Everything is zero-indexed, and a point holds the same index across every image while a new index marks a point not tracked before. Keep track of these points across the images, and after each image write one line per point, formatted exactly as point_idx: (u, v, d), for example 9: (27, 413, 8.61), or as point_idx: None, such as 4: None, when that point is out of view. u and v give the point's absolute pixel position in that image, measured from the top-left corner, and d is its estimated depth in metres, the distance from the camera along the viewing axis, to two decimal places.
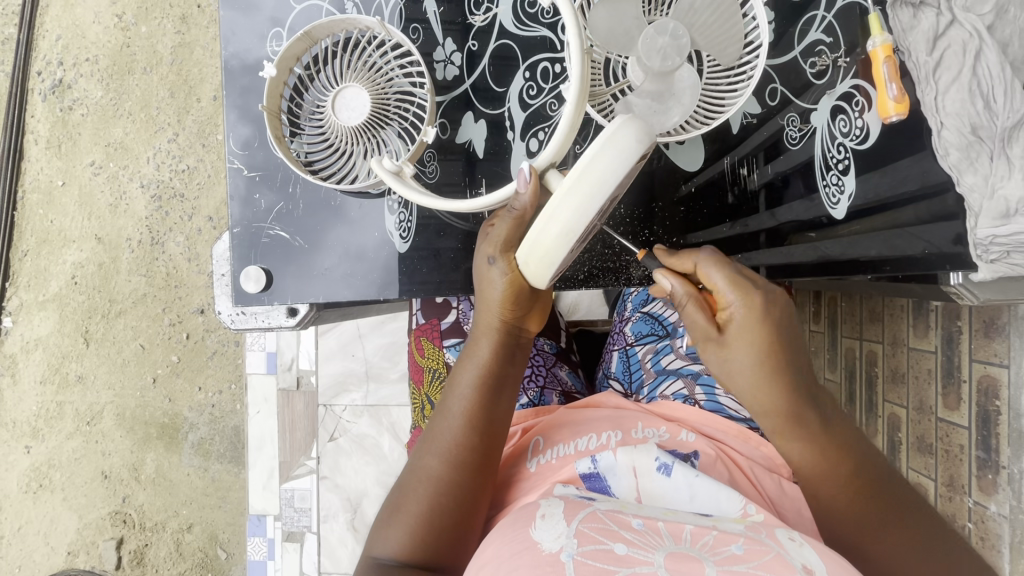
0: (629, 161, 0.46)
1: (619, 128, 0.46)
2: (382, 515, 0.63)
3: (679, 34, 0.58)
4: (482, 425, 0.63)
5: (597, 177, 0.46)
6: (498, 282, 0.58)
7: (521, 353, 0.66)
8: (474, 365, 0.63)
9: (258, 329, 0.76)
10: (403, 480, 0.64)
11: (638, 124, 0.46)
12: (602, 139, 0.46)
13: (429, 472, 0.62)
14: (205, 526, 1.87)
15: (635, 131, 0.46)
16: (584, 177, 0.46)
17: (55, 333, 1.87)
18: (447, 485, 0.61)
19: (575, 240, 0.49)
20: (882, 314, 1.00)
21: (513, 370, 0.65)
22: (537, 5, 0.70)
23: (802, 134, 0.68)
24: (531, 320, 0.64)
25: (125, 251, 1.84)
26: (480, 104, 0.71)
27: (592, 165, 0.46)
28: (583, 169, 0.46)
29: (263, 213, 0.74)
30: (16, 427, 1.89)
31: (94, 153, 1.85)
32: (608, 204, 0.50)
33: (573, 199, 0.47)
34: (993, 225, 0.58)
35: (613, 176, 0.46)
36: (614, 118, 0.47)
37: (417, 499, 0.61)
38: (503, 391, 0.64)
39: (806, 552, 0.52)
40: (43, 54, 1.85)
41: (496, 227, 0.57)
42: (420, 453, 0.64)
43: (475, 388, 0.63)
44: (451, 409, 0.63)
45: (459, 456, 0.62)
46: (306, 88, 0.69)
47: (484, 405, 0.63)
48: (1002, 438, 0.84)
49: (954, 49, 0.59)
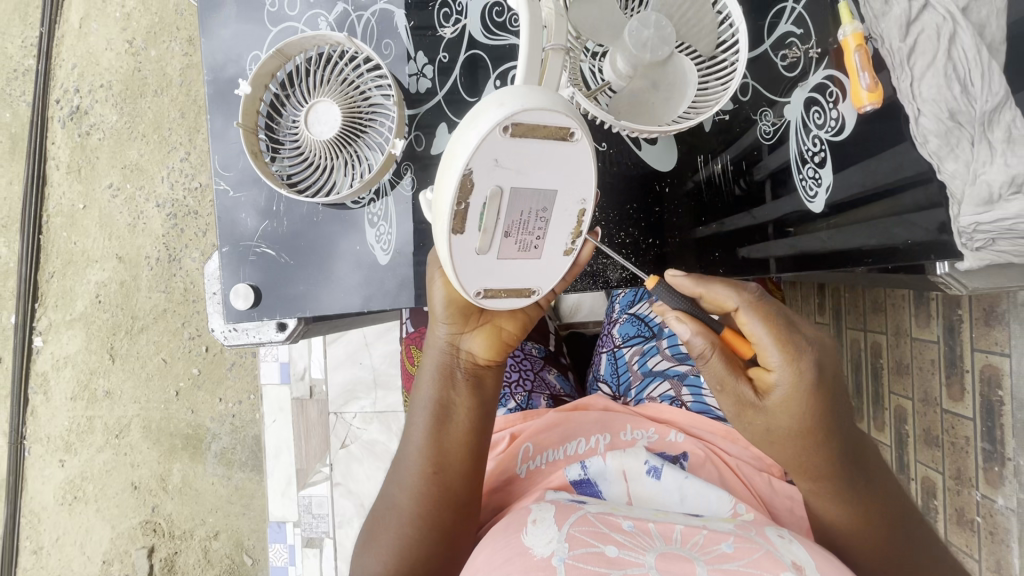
0: (480, 128, 0.49)
1: (484, 103, 0.50)
2: (363, 543, 0.67)
3: (663, 26, 0.60)
4: (436, 451, 0.64)
5: (451, 152, 0.51)
6: (436, 295, 0.62)
7: (471, 376, 0.66)
8: (422, 393, 0.65)
9: (251, 344, 0.78)
10: (378, 511, 0.67)
11: (510, 95, 0.49)
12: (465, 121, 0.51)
13: (396, 501, 0.65)
14: (231, 533, 1.92)
15: (495, 104, 0.49)
16: (449, 157, 0.51)
17: (83, 351, 1.95)
18: (410, 515, 0.63)
19: (451, 221, 0.52)
20: (883, 304, 0.98)
21: (460, 395, 0.65)
22: (504, 15, 0.71)
23: (776, 128, 0.68)
24: (469, 340, 0.64)
25: (144, 269, 1.91)
26: (453, 115, 0.73)
27: (454, 141, 0.51)
28: (450, 148, 0.51)
29: (249, 232, 0.76)
30: (51, 442, 1.97)
31: (112, 175, 1.91)
32: (490, 188, 0.52)
33: (443, 175, 0.52)
34: (976, 212, 0.57)
35: (465, 146, 0.50)
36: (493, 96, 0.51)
37: (388, 530, 0.64)
38: (455, 417, 0.65)
39: (795, 549, 0.50)
40: (60, 83, 1.92)
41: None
42: (390, 482, 0.67)
43: (425, 416, 0.64)
44: (409, 439, 0.66)
45: (417, 488, 0.64)
46: (282, 106, 0.72)
47: (434, 432, 0.64)
48: (1006, 428, 0.81)
49: (928, 34, 0.58)
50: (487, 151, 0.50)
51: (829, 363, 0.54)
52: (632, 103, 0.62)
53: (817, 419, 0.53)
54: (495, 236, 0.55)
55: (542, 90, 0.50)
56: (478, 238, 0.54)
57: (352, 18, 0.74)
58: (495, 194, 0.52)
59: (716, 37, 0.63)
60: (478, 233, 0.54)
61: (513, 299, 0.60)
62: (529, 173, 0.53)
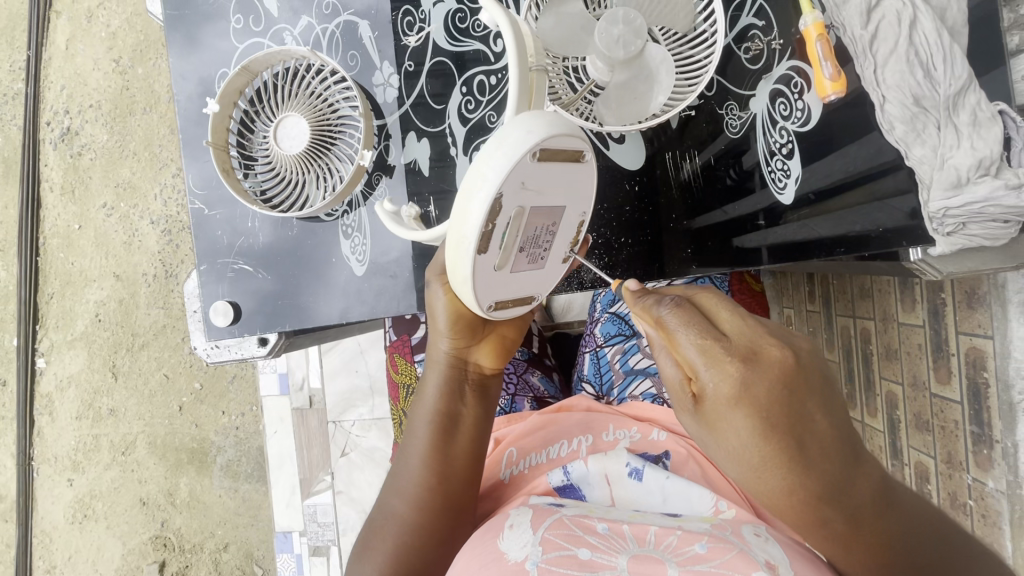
0: (514, 153, 0.47)
1: (511, 128, 0.48)
2: (355, 556, 0.64)
3: (632, 17, 0.60)
4: (442, 459, 0.63)
5: (480, 175, 0.48)
6: (439, 307, 0.61)
7: (474, 387, 0.67)
8: (428, 401, 0.65)
9: (234, 359, 0.80)
10: (371, 521, 0.65)
11: (537, 121, 0.49)
12: (492, 140, 0.48)
13: (393, 510, 0.64)
14: (241, 544, 1.93)
15: (523, 126, 0.48)
16: (475, 178, 0.49)
17: (86, 370, 1.96)
18: (413, 524, 0.62)
19: (478, 243, 0.50)
20: (871, 290, 0.98)
21: (468, 404, 0.66)
22: (467, 21, 0.71)
23: (742, 122, 0.71)
24: (481, 352, 0.66)
25: (142, 286, 1.92)
26: (421, 123, 0.73)
27: (483, 161, 0.48)
28: (476, 169, 0.49)
29: (225, 248, 0.76)
30: (58, 462, 1.98)
31: (106, 195, 1.92)
32: (514, 210, 0.51)
33: (469, 197, 0.49)
34: (946, 197, 0.56)
35: (498, 170, 0.47)
36: (515, 117, 0.50)
37: (386, 541, 0.62)
38: (461, 425, 0.65)
39: (769, 547, 0.51)
40: (50, 105, 1.93)
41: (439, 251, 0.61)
42: (387, 492, 0.65)
43: (429, 425, 0.64)
44: (411, 447, 0.65)
45: (418, 497, 0.63)
46: (252, 122, 0.72)
47: (439, 441, 0.64)
48: (993, 411, 0.80)
49: (889, 20, 0.58)
50: (517, 175, 0.49)
51: (771, 379, 0.44)
52: (620, 97, 0.63)
53: (769, 454, 0.44)
54: (512, 252, 0.55)
55: (559, 114, 0.50)
56: (498, 257, 0.54)
57: (317, 31, 0.74)
58: (518, 214, 0.52)
59: (692, 16, 0.63)
60: (498, 252, 0.53)
61: (516, 309, 0.61)
62: (547, 193, 0.53)
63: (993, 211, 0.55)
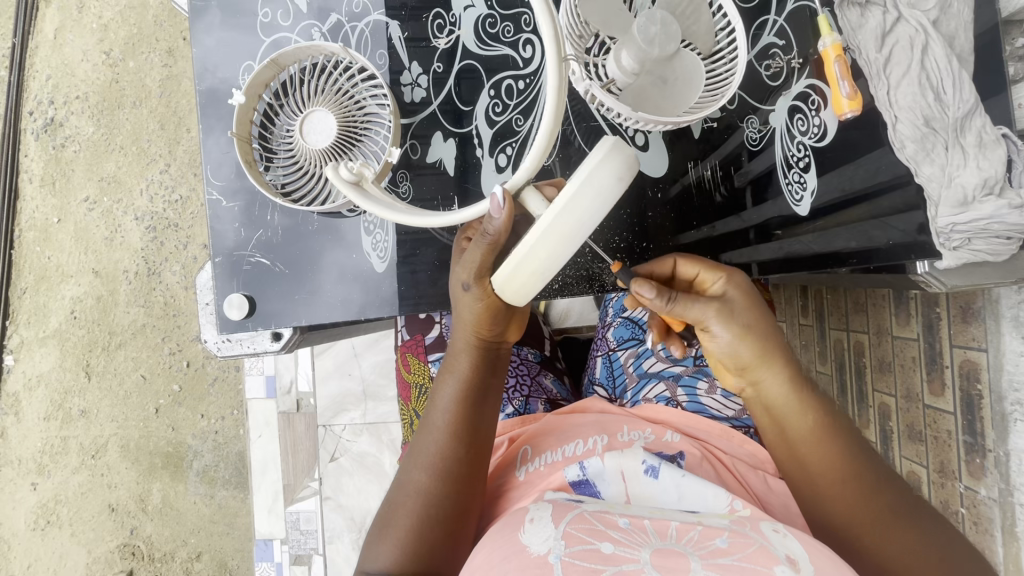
0: (609, 199, 0.47)
1: (599, 165, 0.46)
2: (375, 531, 0.64)
3: (668, 21, 0.60)
4: (466, 434, 0.64)
5: (576, 217, 0.47)
6: (473, 305, 0.59)
7: (500, 364, 0.67)
8: (455, 377, 0.65)
9: (246, 354, 0.79)
10: (391, 501, 0.65)
11: (620, 158, 0.47)
12: (584, 176, 0.46)
13: (417, 486, 0.63)
14: (214, 553, 1.87)
15: (615, 169, 0.47)
16: (554, 224, 0.47)
17: (57, 368, 1.89)
18: (435, 499, 0.62)
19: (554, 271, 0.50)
20: (865, 304, 1.02)
21: (494, 380, 0.67)
22: (498, 25, 0.73)
23: (762, 135, 0.72)
24: (509, 331, 0.65)
25: (123, 283, 1.86)
26: (448, 123, 0.74)
27: (571, 208, 0.46)
28: (564, 209, 0.46)
29: (242, 242, 0.76)
30: (22, 465, 1.90)
31: (88, 188, 1.87)
32: None
33: (543, 248, 0.48)
34: (953, 213, 0.59)
35: (592, 216, 0.47)
36: (596, 149, 0.46)
37: (408, 514, 0.62)
38: (487, 400, 0.66)
39: (789, 543, 0.49)
40: (34, 94, 1.89)
41: (469, 253, 0.57)
42: (408, 468, 0.65)
43: (456, 400, 0.64)
44: (435, 424, 0.64)
45: (444, 468, 0.63)
46: (276, 115, 0.72)
47: (466, 416, 0.64)
48: (986, 421, 0.84)
49: (902, 45, 0.62)
50: None
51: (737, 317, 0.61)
52: (641, 97, 0.63)
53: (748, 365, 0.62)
54: None
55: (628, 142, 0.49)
56: None
57: (346, 28, 0.75)
58: None
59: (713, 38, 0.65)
60: None
61: None
62: None
63: (997, 227, 0.59)
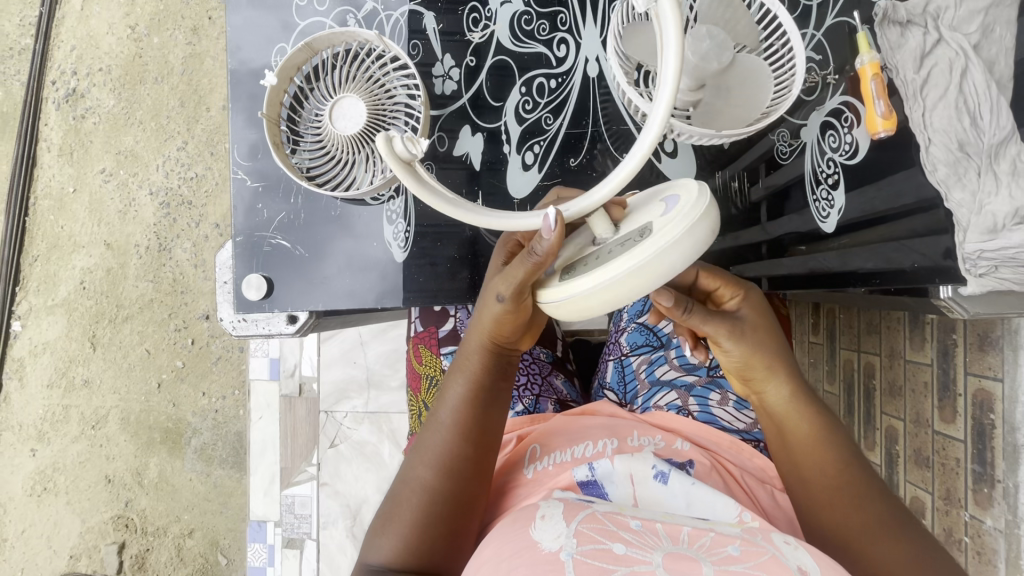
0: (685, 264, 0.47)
1: (688, 235, 0.46)
2: (375, 523, 0.64)
3: (717, 34, 0.64)
4: (474, 434, 0.64)
5: (652, 277, 0.47)
6: (499, 311, 0.59)
7: (513, 367, 0.67)
8: (465, 377, 0.64)
9: (259, 335, 0.78)
10: (392, 493, 0.65)
11: (707, 229, 0.46)
12: (674, 242, 0.46)
13: (420, 481, 0.63)
14: (207, 531, 1.88)
15: (702, 239, 0.47)
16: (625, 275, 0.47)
17: (63, 337, 1.90)
18: (438, 495, 0.62)
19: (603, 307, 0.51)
20: (878, 326, 1.01)
21: (505, 383, 0.67)
22: (533, 23, 0.74)
23: (793, 148, 0.74)
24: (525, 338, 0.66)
25: (134, 257, 1.87)
26: (476, 118, 0.74)
27: (651, 268, 0.46)
28: (645, 269, 0.46)
29: (264, 222, 0.76)
30: (23, 430, 1.91)
31: (106, 160, 1.88)
32: None
33: (605, 294, 0.48)
34: (981, 240, 0.58)
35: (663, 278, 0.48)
36: (691, 218, 0.46)
37: (410, 508, 0.62)
38: (495, 401, 0.66)
39: (802, 554, 0.48)
40: (57, 64, 1.89)
41: (513, 266, 0.55)
42: (411, 463, 0.65)
43: (467, 398, 0.64)
44: (443, 421, 0.64)
45: (450, 466, 0.63)
46: (306, 98, 0.72)
47: (475, 415, 0.64)
48: (996, 451, 0.83)
49: (941, 68, 0.61)
50: None
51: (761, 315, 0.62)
52: (713, 107, 0.66)
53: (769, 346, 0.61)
54: None
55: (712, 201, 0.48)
56: None
57: (381, 16, 0.75)
58: None
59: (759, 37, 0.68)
60: None
61: None
62: None
63: None
